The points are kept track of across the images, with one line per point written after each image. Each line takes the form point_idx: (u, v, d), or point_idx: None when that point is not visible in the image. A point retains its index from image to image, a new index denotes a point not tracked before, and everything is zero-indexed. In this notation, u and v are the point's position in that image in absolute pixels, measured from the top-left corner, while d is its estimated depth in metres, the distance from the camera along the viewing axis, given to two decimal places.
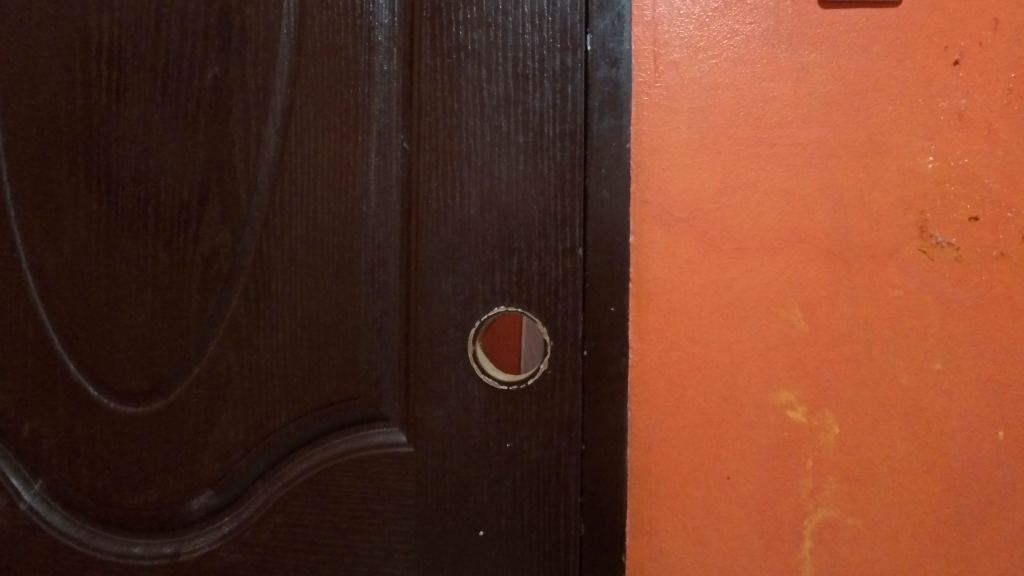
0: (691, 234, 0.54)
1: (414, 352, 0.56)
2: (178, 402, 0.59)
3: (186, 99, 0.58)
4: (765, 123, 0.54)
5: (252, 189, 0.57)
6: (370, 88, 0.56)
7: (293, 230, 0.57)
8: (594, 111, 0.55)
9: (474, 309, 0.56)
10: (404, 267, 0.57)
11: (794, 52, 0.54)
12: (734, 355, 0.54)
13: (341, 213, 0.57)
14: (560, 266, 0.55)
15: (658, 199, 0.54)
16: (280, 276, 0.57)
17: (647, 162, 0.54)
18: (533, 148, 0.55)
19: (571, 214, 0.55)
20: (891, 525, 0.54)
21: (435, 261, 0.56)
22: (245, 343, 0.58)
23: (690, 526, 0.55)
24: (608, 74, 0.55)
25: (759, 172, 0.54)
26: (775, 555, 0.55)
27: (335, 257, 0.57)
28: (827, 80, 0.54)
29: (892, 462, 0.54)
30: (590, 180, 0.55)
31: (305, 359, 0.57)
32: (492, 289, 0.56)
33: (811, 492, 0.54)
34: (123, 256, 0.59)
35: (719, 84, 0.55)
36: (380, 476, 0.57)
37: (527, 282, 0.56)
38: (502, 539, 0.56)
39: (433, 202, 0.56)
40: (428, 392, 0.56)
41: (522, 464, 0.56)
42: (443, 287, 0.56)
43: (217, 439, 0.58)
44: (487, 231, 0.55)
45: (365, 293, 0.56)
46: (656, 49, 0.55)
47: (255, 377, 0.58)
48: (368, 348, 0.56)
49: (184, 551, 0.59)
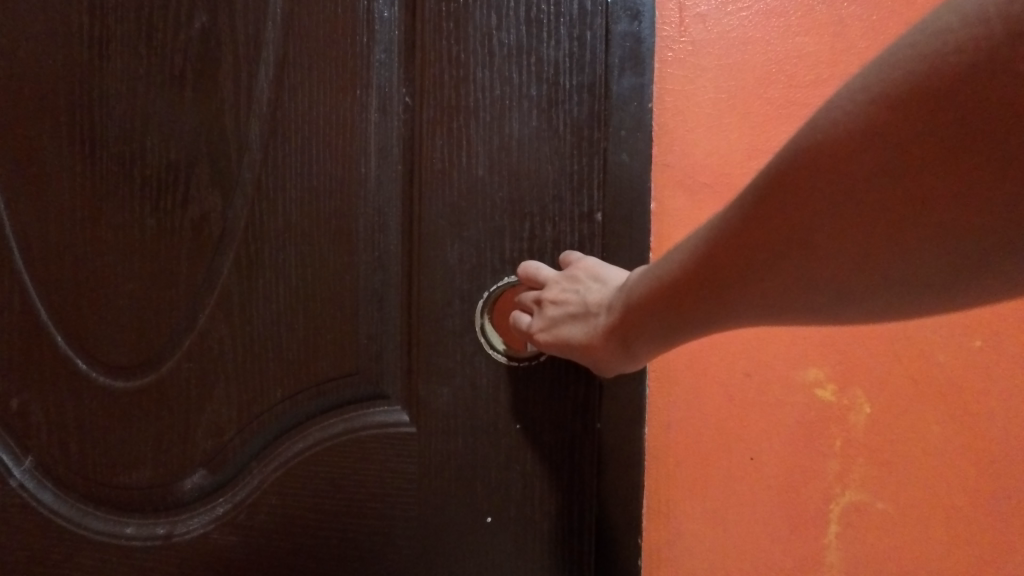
0: (717, 201, 0.52)
1: (415, 327, 0.53)
2: (166, 378, 0.56)
3: (174, 53, 0.54)
4: (798, 81, 0.52)
5: (245, 150, 0.53)
6: (370, 37, 0.52)
7: (288, 197, 0.53)
8: (614, 69, 0.51)
9: (482, 279, 0.52)
10: (407, 235, 0.53)
11: (831, 5, 0.52)
12: (762, 331, 0.52)
13: (339, 175, 0.53)
14: (576, 233, 0.51)
15: (681, 164, 0.52)
16: (275, 244, 0.54)
17: (671, 123, 0.52)
18: (547, 101, 0.51)
19: (590, 175, 0.51)
20: (921, 512, 0.51)
21: (441, 227, 0.52)
22: (239, 315, 0.54)
23: (711, 510, 0.52)
24: (629, 28, 0.51)
25: (792, 134, 0.52)
26: (799, 542, 0.52)
27: (332, 223, 0.53)
28: (866, 35, 0.51)
29: (924, 442, 0.51)
30: (610, 144, 0.51)
31: (300, 333, 0.54)
32: (500, 259, 0.52)
33: (838, 475, 0.52)
34: (110, 222, 0.55)
35: (748, 39, 0.52)
36: (380, 458, 0.54)
37: (539, 250, 0.52)
38: (511, 523, 0.53)
39: (439, 163, 0.52)
40: (430, 368, 0.53)
41: (533, 447, 0.52)
42: (448, 255, 0.52)
43: (210, 416, 0.56)
44: (497, 194, 0.52)
45: (364, 262, 0.53)
46: (682, 1, 0.53)
47: (250, 351, 0.55)
48: (368, 321, 0.53)
49: (177, 533, 0.57)
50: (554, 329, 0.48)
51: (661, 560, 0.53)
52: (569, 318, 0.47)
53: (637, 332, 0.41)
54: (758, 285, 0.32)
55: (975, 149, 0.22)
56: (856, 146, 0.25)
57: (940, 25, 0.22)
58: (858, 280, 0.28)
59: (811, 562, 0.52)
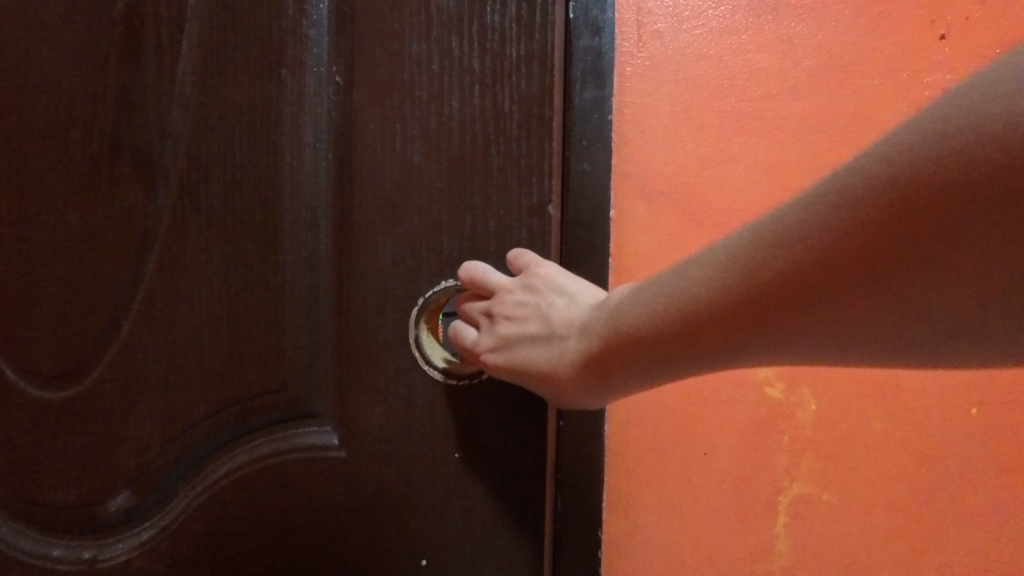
0: (673, 209, 0.55)
1: (346, 336, 0.50)
2: (95, 388, 0.51)
3: (94, 34, 0.50)
4: (749, 96, 0.55)
5: (169, 139, 0.49)
6: (297, 13, 0.49)
7: (215, 194, 0.50)
8: (576, 81, 0.53)
9: (419, 284, 0.50)
10: (337, 234, 0.49)
11: (779, 24, 0.55)
12: (737, 375, 0.55)
13: (264, 168, 0.49)
14: (525, 228, 0.49)
15: (640, 173, 0.55)
16: (197, 242, 0.50)
17: (631, 134, 0.55)
18: (491, 74, 0.48)
19: (540, 161, 0.49)
20: (864, 502, 0.55)
21: (373, 222, 0.49)
22: (160, 320, 0.51)
23: (668, 504, 0.55)
24: (590, 42, 0.54)
25: (743, 146, 0.54)
26: (750, 532, 0.55)
27: (258, 220, 0.50)
28: (812, 53, 0.55)
29: (867, 437, 0.54)
30: (571, 152, 0.53)
31: (224, 341, 0.50)
32: (438, 259, 0.50)
33: (786, 469, 0.54)
34: (20, 218, 0.50)
35: (703, 55, 0.55)
36: (309, 485, 0.50)
37: (483, 249, 0.49)
38: (448, 550, 0.50)
39: (370, 154, 0.49)
40: (362, 384, 0.50)
41: (476, 469, 0.50)
42: (381, 254, 0.49)
43: (133, 431, 0.51)
44: (435, 183, 0.49)
45: (289, 261, 0.50)
46: (640, 19, 0.55)
47: (172, 361, 0.51)
48: (298, 323, 0.50)
49: (101, 557, 0.52)
50: (508, 350, 0.46)
51: (620, 551, 0.55)
52: (524, 341, 0.46)
53: (616, 366, 0.41)
54: (750, 333, 0.33)
55: (975, 234, 0.24)
56: (866, 207, 0.27)
57: (964, 101, 0.23)
58: (867, 332, 0.29)
59: (762, 551, 0.55)
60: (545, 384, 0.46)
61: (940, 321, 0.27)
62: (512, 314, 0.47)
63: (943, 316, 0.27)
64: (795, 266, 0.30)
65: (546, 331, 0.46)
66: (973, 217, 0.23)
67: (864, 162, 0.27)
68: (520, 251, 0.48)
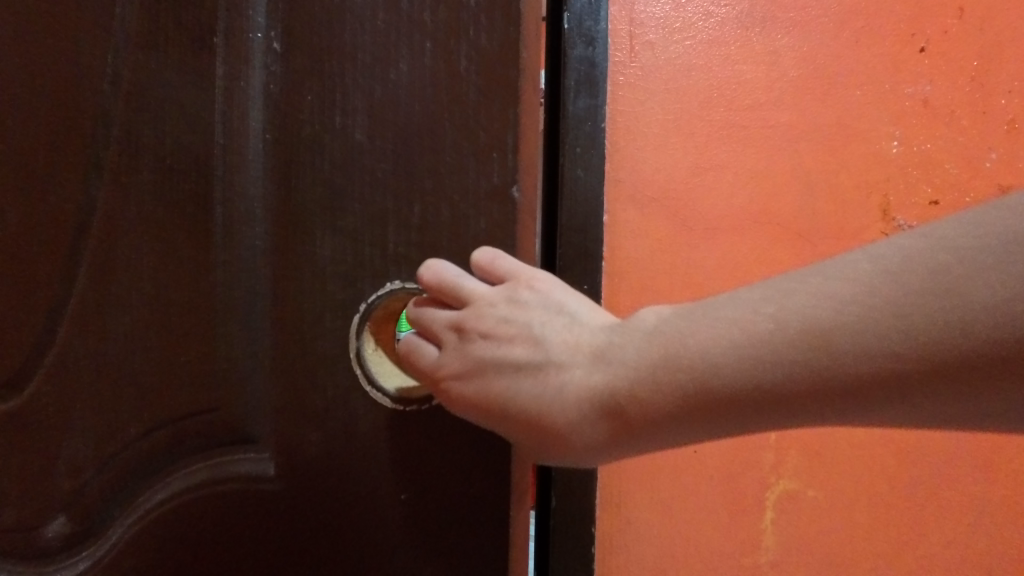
0: (664, 214, 0.56)
1: (283, 347, 0.41)
2: (25, 392, 0.42)
3: None
4: (738, 105, 0.57)
5: (97, 101, 0.41)
6: None
7: (154, 157, 0.40)
8: (570, 90, 0.55)
9: (360, 288, 0.41)
10: (281, 231, 0.40)
11: (766, 36, 0.57)
12: (739, 440, 0.56)
13: (189, 143, 0.40)
14: (487, 218, 0.41)
15: (632, 179, 0.56)
16: (123, 225, 0.41)
17: (623, 142, 0.56)
18: (444, 25, 0.39)
19: (502, 134, 0.40)
20: (848, 497, 0.57)
21: (310, 214, 0.40)
22: (87, 315, 0.41)
23: (659, 500, 0.57)
24: (584, 52, 0.55)
25: (730, 153, 0.56)
26: (738, 527, 0.57)
27: (183, 203, 0.41)
28: (798, 64, 0.57)
29: (850, 435, 0.56)
30: (565, 159, 0.55)
31: (152, 347, 0.41)
32: (383, 256, 0.41)
33: (773, 465, 0.56)
34: None
35: (693, 65, 0.57)
36: (263, 517, 0.41)
37: (433, 246, 0.41)
38: None
39: (306, 133, 0.40)
40: (303, 404, 0.41)
41: (443, 493, 0.41)
42: (317, 250, 0.40)
43: (68, 446, 0.42)
44: (381, 161, 0.40)
45: (218, 263, 0.41)
46: (632, 30, 0.57)
47: (96, 368, 0.41)
48: (232, 333, 0.41)
49: None
50: (478, 377, 0.41)
51: (613, 547, 0.57)
52: (504, 371, 0.41)
53: (613, 426, 0.38)
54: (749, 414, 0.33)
55: (1001, 344, 0.26)
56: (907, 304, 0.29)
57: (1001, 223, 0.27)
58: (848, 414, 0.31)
59: (750, 546, 0.57)
60: (523, 428, 0.40)
61: (936, 410, 0.29)
62: (489, 331, 0.42)
63: (914, 412, 0.30)
64: (795, 326, 0.32)
65: (529, 364, 0.41)
66: (986, 342, 0.27)
67: (907, 256, 0.30)
68: (494, 254, 0.41)
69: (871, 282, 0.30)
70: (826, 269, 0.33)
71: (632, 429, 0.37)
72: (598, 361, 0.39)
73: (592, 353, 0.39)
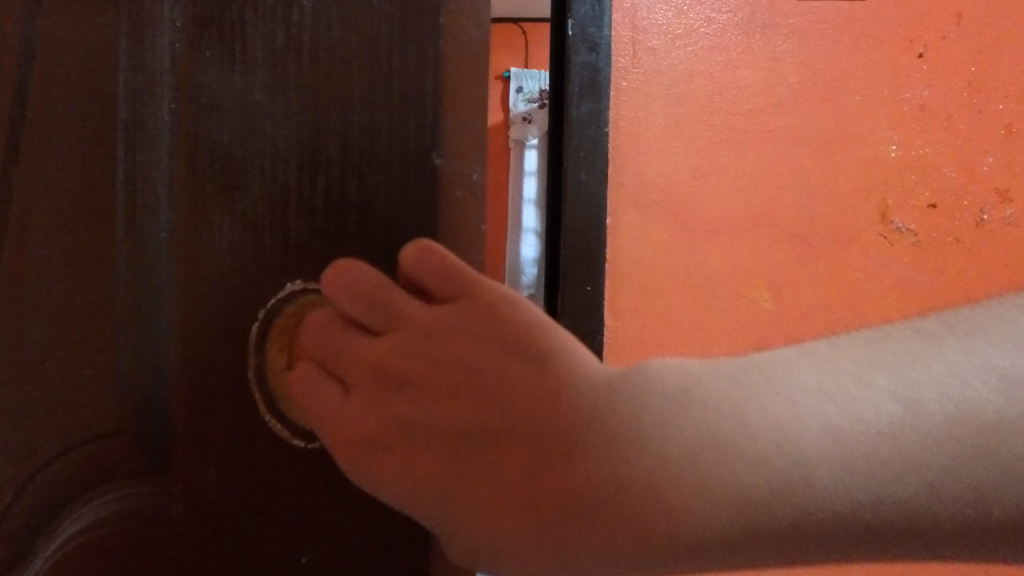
0: (664, 217, 0.57)
1: (187, 352, 0.37)
2: None
3: None
4: (738, 110, 0.58)
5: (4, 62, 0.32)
6: None
7: (84, 120, 0.35)
8: (573, 95, 0.56)
9: (263, 282, 0.38)
10: (185, 208, 0.36)
11: (767, 42, 0.58)
12: None
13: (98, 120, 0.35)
14: (403, 192, 0.39)
15: (634, 183, 0.58)
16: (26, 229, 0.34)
17: (625, 146, 0.58)
18: None
19: (419, 96, 0.38)
20: None
21: (211, 197, 0.36)
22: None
23: None
24: (588, 58, 0.56)
25: (731, 157, 0.57)
26: None
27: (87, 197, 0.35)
28: (797, 70, 0.58)
29: None
30: (569, 163, 0.56)
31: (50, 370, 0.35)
32: (289, 240, 0.37)
33: None
34: None
35: (694, 71, 0.58)
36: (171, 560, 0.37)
37: (340, 228, 0.38)
38: None
39: (219, 95, 0.36)
40: (206, 423, 0.37)
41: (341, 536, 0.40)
42: (217, 238, 0.36)
43: None
44: (285, 137, 0.36)
45: (123, 256, 0.37)
46: (635, 36, 0.58)
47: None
48: (148, 338, 0.37)
49: None
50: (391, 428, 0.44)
51: None
52: (419, 429, 0.44)
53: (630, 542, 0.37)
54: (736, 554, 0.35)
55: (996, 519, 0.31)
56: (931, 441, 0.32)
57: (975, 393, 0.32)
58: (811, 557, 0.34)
59: None
60: (461, 503, 0.40)
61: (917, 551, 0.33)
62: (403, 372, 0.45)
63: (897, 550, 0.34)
64: (794, 473, 0.34)
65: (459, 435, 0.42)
66: (972, 506, 0.31)
67: (912, 411, 0.33)
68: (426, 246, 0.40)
69: (905, 413, 0.33)
70: (810, 413, 0.35)
71: (665, 548, 0.36)
72: (608, 457, 0.38)
73: (607, 444, 0.39)
